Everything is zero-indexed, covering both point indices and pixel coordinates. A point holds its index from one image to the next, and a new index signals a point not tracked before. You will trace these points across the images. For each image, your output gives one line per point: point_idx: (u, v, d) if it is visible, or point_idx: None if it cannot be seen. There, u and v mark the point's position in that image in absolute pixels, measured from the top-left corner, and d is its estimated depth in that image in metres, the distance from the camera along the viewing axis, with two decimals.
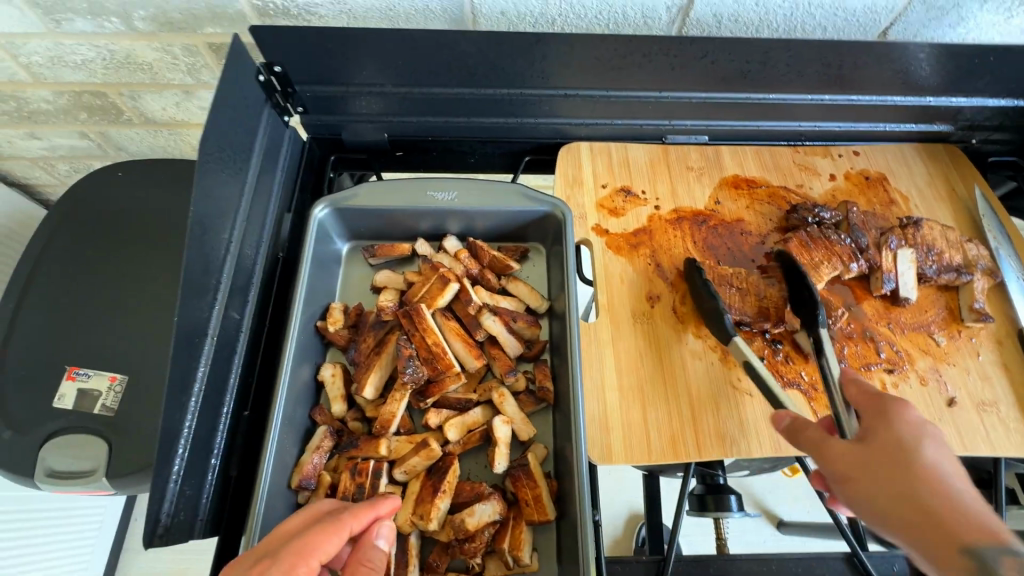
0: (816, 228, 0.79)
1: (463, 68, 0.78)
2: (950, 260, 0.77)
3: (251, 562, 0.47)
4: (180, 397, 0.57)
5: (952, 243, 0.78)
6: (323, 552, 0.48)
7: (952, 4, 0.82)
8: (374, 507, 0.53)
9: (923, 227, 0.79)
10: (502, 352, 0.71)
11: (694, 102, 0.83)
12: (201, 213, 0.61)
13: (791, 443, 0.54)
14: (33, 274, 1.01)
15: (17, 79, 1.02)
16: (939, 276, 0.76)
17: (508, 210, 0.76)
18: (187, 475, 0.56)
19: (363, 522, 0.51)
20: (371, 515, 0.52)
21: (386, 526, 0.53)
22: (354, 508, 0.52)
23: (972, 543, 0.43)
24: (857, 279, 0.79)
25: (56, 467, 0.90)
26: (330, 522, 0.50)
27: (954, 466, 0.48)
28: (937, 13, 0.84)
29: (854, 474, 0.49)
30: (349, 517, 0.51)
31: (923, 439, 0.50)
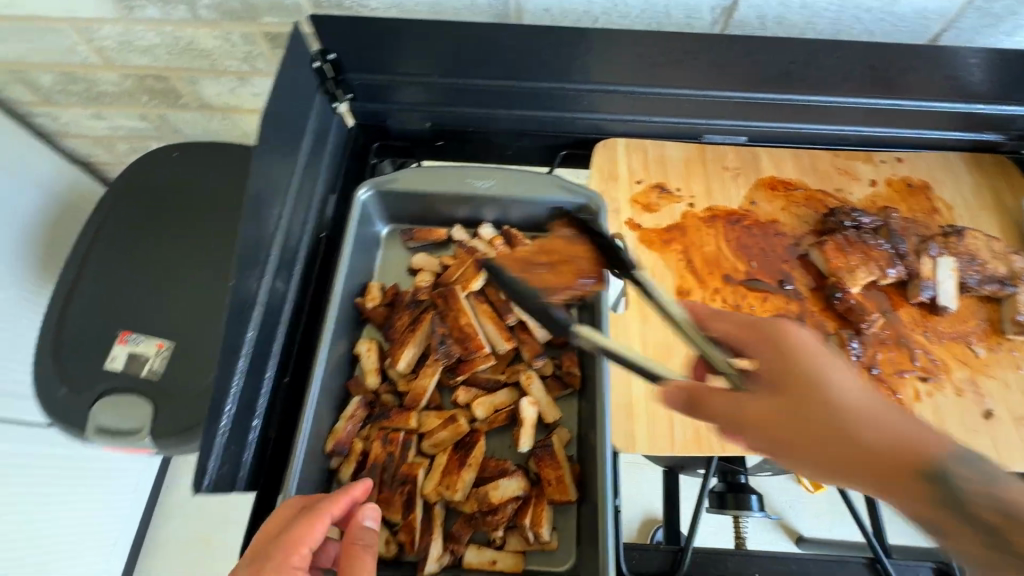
0: (855, 231, 0.78)
1: (508, 61, 0.81)
2: (994, 271, 0.75)
3: (249, 563, 0.52)
4: (230, 358, 0.60)
5: (997, 253, 0.76)
6: (313, 539, 0.52)
7: (1008, 11, 0.81)
8: (348, 492, 0.56)
9: (967, 237, 0.77)
10: (531, 336, 0.72)
11: (733, 102, 0.83)
12: (257, 188, 0.65)
13: (696, 417, 0.51)
14: (93, 243, 1.08)
15: (89, 62, 1.10)
16: (981, 286, 0.75)
17: (545, 200, 0.78)
18: (232, 432, 0.60)
19: (341, 506, 0.54)
20: (347, 500, 0.55)
21: (369, 508, 0.56)
22: (331, 496, 0.55)
23: (947, 478, 0.43)
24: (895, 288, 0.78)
25: (105, 424, 0.95)
26: (311, 512, 0.53)
27: (852, 391, 0.49)
28: (992, 20, 0.82)
29: (805, 444, 0.47)
30: (329, 505, 0.54)
31: (827, 372, 0.49)
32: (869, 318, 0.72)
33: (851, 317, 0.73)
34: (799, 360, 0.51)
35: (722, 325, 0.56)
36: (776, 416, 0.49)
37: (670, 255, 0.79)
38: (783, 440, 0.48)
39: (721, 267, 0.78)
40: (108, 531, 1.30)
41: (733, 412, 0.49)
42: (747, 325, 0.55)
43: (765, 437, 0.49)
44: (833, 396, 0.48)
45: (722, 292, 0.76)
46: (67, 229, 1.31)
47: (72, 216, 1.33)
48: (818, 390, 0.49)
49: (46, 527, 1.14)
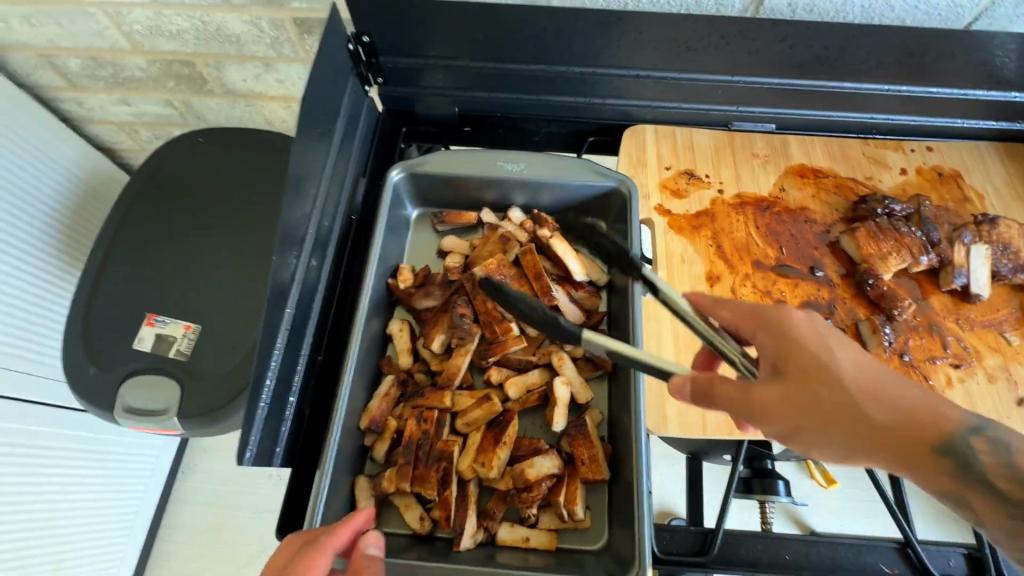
0: (886, 219, 0.77)
1: (539, 45, 0.81)
2: None
3: None
4: (270, 334, 0.61)
5: None
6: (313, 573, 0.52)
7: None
8: (350, 523, 0.56)
9: (1000, 225, 0.77)
10: (563, 319, 0.72)
11: (773, 89, 0.84)
12: (295, 167, 0.65)
13: (707, 406, 0.50)
14: (121, 227, 1.09)
15: (118, 46, 1.11)
16: (1014, 275, 0.74)
17: (576, 184, 0.78)
18: (271, 407, 0.60)
19: (341, 536, 0.54)
20: (349, 531, 0.55)
21: (373, 535, 0.56)
22: (332, 529, 0.55)
23: (955, 443, 0.45)
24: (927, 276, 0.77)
25: (133, 404, 0.97)
26: (312, 546, 0.53)
27: (857, 364, 0.49)
28: None
29: (822, 428, 0.47)
30: (328, 537, 0.54)
31: (832, 350, 0.49)
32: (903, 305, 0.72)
33: (883, 303, 0.73)
34: (804, 342, 0.50)
35: (725, 312, 0.56)
36: (791, 401, 0.48)
37: (699, 241, 0.79)
38: (796, 423, 0.47)
39: (751, 253, 0.78)
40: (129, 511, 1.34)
41: (743, 399, 0.48)
42: (747, 309, 0.54)
43: (779, 423, 0.48)
44: (843, 373, 0.48)
45: (752, 277, 0.76)
46: (93, 211, 1.33)
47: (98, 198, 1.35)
48: (824, 368, 0.48)
49: (53, 509, 1.15)
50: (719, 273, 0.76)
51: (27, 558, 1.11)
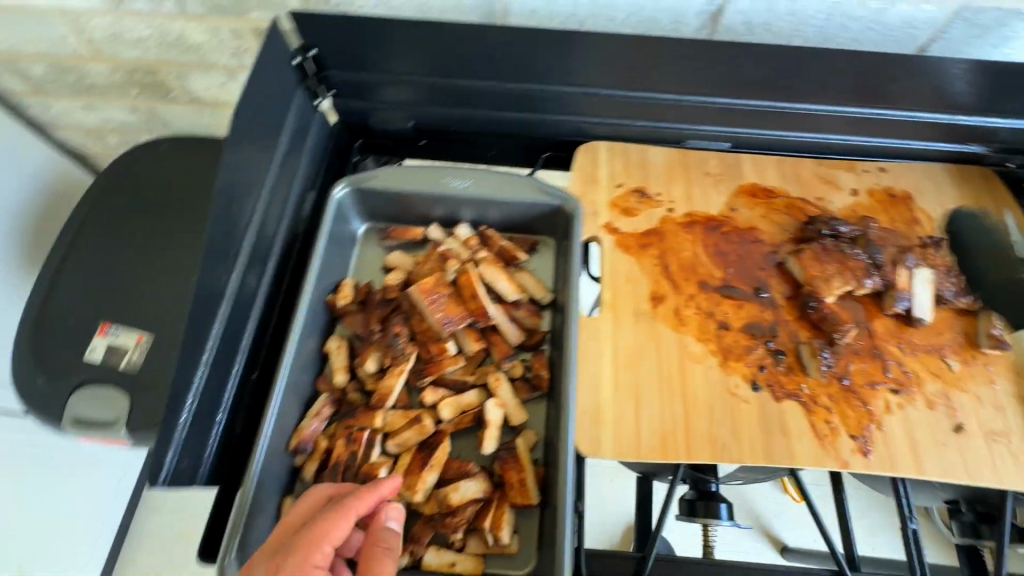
0: (833, 242, 0.77)
1: (489, 62, 0.82)
2: (969, 284, 0.76)
3: (274, 549, 0.53)
4: (193, 352, 0.60)
5: None
6: (334, 536, 0.52)
7: (996, 23, 0.83)
8: (376, 488, 0.56)
9: (946, 248, 0.78)
10: (502, 339, 0.72)
11: (718, 108, 0.85)
12: (228, 182, 0.65)
13: None
14: (79, 233, 1.08)
15: (79, 53, 1.10)
16: (958, 299, 0.74)
17: (521, 201, 0.78)
18: (193, 425, 0.60)
19: (367, 505, 0.54)
20: (376, 497, 0.55)
21: (394, 508, 0.56)
22: (357, 493, 0.55)
23: None
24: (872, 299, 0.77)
25: (81, 416, 0.96)
26: (335, 508, 0.53)
27: None
28: (980, 31, 0.84)
29: None
30: (355, 501, 0.54)
31: None
32: (844, 328, 0.71)
33: (825, 325, 0.73)
34: None
35: None
36: None
37: (649, 261, 0.78)
38: None
39: (697, 273, 0.78)
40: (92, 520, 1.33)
41: None
42: None
43: None
44: None
45: (697, 298, 0.76)
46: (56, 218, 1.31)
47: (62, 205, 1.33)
48: None
49: None
50: (664, 293, 0.76)
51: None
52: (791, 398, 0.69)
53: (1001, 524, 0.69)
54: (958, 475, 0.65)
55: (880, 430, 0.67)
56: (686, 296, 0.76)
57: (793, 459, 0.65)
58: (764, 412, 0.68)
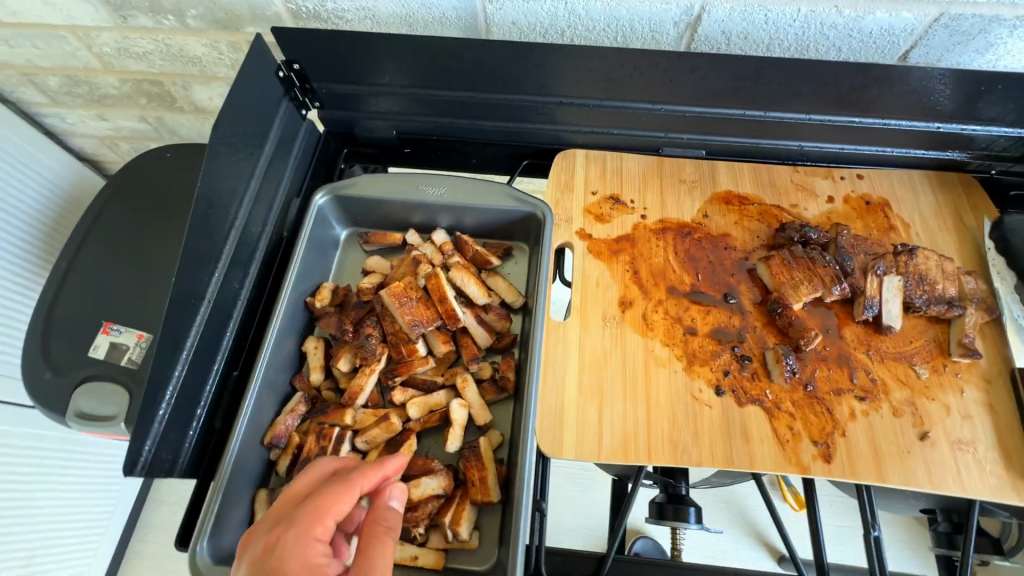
0: (802, 249, 0.78)
1: (466, 74, 0.84)
2: (944, 292, 0.75)
3: (273, 521, 0.53)
4: (172, 350, 0.63)
5: (949, 274, 0.76)
6: (338, 511, 0.52)
7: (977, 29, 0.81)
8: (380, 467, 0.56)
9: (918, 256, 0.77)
10: (471, 341, 0.74)
11: (692, 116, 0.85)
12: (209, 189, 0.68)
13: None
14: (89, 233, 1.14)
15: (90, 66, 1.15)
16: (929, 307, 0.74)
17: (495, 208, 0.80)
18: (171, 419, 0.63)
19: (371, 482, 0.54)
20: (380, 475, 0.55)
21: (397, 487, 0.56)
22: (361, 470, 0.55)
23: None
24: (840, 305, 0.77)
25: (84, 410, 1.01)
26: (341, 483, 0.53)
27: None
28: (962, 37, 0.82)
29: None
30: (358, 478, 0.54)
31: None
32: (810, 335, 0.72)
33: (790, 331, 0.73)
34: None
35: None
36: None
37: (619, 267, 0.80)
38: None
39: (667, 278, 0.79)
40: (103, 507, 1.42)
41: None
42: None
43: None
44: None
45: (665, 303, 0.77)
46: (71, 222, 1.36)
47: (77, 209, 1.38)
48: None
49: (27, 509, 1.21)
50: (633, 298, 0.77)
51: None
52: (754, 403, 0.70)
53: (967, 534, 0.69)
54: (921, 483, 0.65)
55: (843, 436, 0.68)
56: (655, 302, 0.77)
57: (753, 464, 0.66)
58: (726, 416, 0.69)
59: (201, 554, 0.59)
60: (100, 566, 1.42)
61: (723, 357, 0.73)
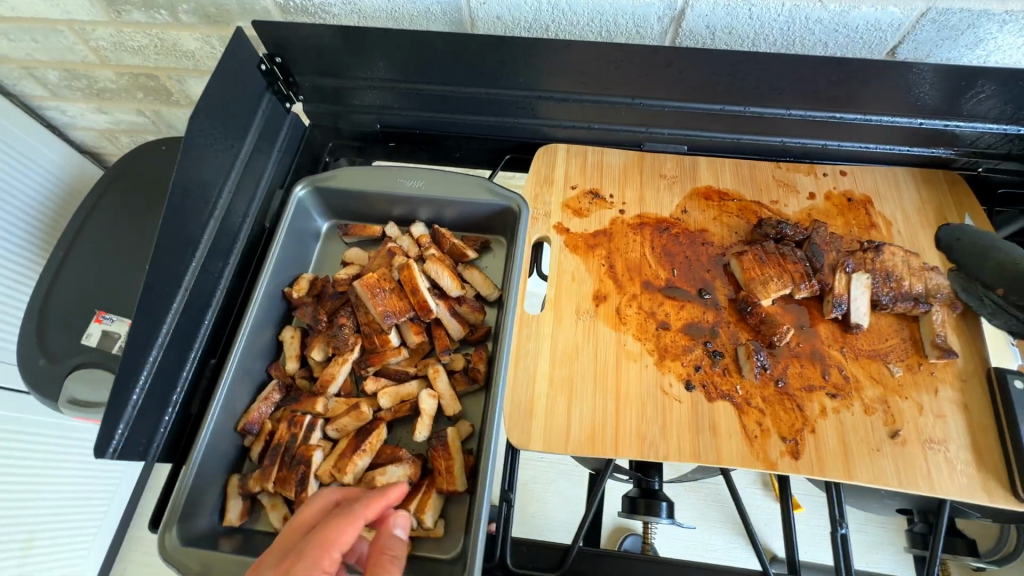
0: (770, 246, 0.78)
1: (445, 68, 0.84)
2: (910, 289, 0.75)
3: (277, 557, 0.51)
4: (147, 336, 0.65)
5: (915, 270, 0.76)
6: (344, 542, 0.49)
7: (967, 24, 0.77)
8: (384, 496, 0.54)
9: (884, 252, 0.77)
10: (444, 332, 0.75)
11: (671, 111, 0.85)
12: (186, 179, 0.70)
13: None
14: (87, 222, 1.16)
15: (88, 60, 1.13)
16: (895, 304, 0.74)
17: (472, 201, 0.80)
18: (146, 404, 0.65)
19: (375, 511, 0.52)
20: (383, 504, 0.53)
21: (401, 516, 0.54)
22: (365, 499, 0.53)
23: None
24: (810, 302, 0.77)
25: (76, 396, 1.03)
26: (345, 513, 0.51)
27: None
28: (950, 32, 0.78)
29: None
30: (362, 507, 0.52)
31: None
32: (780, 331, 0.71)
33: (761, 329, 0.73)
34: None
35: None
36: None
37: (596, 261, 0.80)
38: None
39: (642, 273, 0.79)
40: (103, 488, 1.45)
41: None
42: None
43: None
44: None
45: (639, 298, 0.77)
46: (59, 222, 1.34)
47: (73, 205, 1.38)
48: None
49: (31, 488, 1.25)
50: (607, 293, 0.78)
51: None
52: (724, 398, 0.70)
53: (937, 533, 0.68)
54: (889, 481, 0.65)
55: (812, 433, 0.67)
56: (630, 296, 0.77)
57: (719, 458, 0.66)
58: (695, 412, 0.69)
59: (171, 536, 0.60)
60: (102, 543, 1.47)
61: (695, 352, 0.73)
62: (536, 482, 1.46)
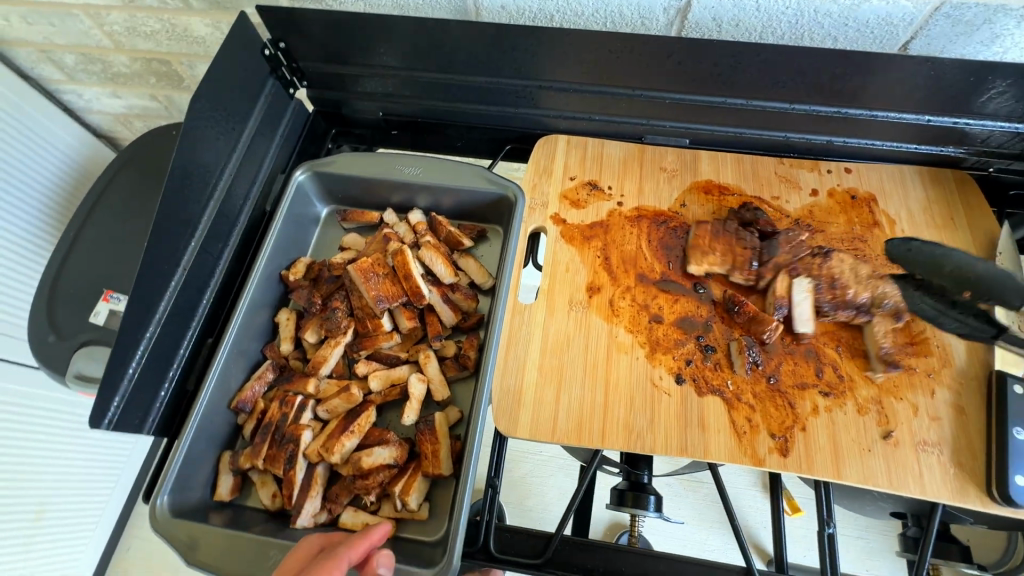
0: (729, 225, 0.79)
1: (447, 56, 0.84)
2: (854, 298, 0.72)
3: None
4: (143, 311, 0.66)
5: (863, 279, 0.73)
6: None
7: (982, 19, 0.72)
8: (366, 537, 0.54)
9: (832, 259, 0.75)
10: (437, 319, 0.76)
11: (672, 103, 0.84)
12: (186, 161, 0.71)
13: None
14: (97, 204, 1.18)
15: (103, 45, 1.14)
16: (836, 312, 0.73)
17: (470, 189, 0.81)
18: (141, 377, 0.66)
19: (360, 552, 0.53)
20: (366, 545, 0.54)
21: (385, 554, 0.54)
22: (348, 542, 0.53)
23: None
24: (752, 296, 0.78)
25: (83, 372, 1.05)
26: (328, 556, 0.51)
27: None
28: (965, 28, 0.74)
29: None
30: (345, 550, 0.52)
31: None
32: (768, 326, 0.71)
33: (752, 326, 0.73)
34: None
35: None
36: None
37: (592, 253, 0.80)
38: None
39: (637, 265, 0.79)
40: (113, 460, 1.50)
41: None
42: None
43: None
44: None
45: (633, 290, 0.77)
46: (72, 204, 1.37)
47: (78, 191, 1.39)
48: None
49: (42, 460, 1.29)
50: (601, 285, 0.77)
51: (6, 512, 1.21)
52: (714, 393, 0.69)
53: (928, 537, 0.67)
54: (879, 483, 0.64)
55: (803, 431, 0.67)
56: (624, 289, 0.77)
57: (707, 454, 0.66)
58: (684, 406, 0.69)
59: (162, 507, 0.61)
60: (112, 511, 1.52)
61: (688, 346, 0.73)
62: (534, 476, 1.47)
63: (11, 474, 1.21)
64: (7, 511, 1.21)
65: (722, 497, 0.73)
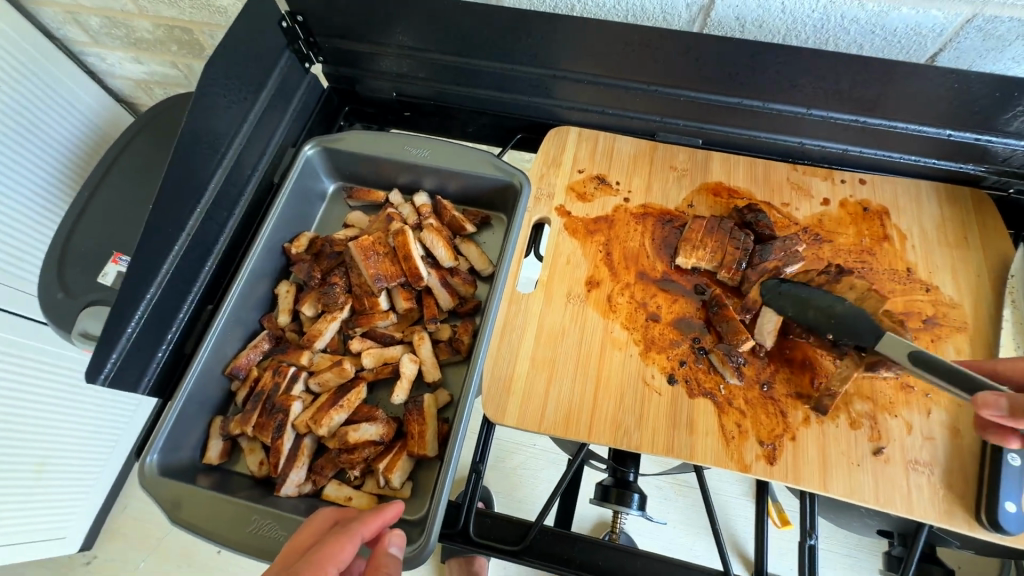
0: (725, 223, 0.78)
1: (463, 40, 0.83)
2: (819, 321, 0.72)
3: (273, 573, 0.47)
4: (145, 274, 0.67)
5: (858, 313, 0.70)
6: (341, 560, 0.46)
7: (1015, 35, 0.69)
8: (379, 515, 0.52)
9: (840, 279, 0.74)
10: (434, 302, 0.76)
11: (686, 101, 0.83)
12: (197, 127, 0.71)
13: None
14: (109, 170, 1.19)
15: (126, 9, 1.14)
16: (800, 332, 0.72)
17: (475, 174, 0.80)
18: (139, 337, 0.67)
19: (373, 529, 0.51)
20: (380, 522, 0.52)
21: (396, 534, 0.54)
22: (362, 517, 0.51)
23: None
24: (731, 296, 0.77)
25: (89, 331, 1.07)
26: (342, 531, 0.49)
27: None
28: (997, 43, 0.70)
29: None
30: (360, 526, 0.50)
31: None
32: (739, 338, 0.70)
33: (722, 334, 0.72)
34: None
35: None
36: None
37: (593, 248, 0.79)
38: None
39: (639, 263, 0.78)
40: (115, 419, 1.54)
41: None
42: None
43: None
44: None
45: (632, 287, 0.76)
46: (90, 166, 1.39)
47: (93, 153, 1.40)
48: None
49: (43, 418, 1.31)
50: (599, 279, 0.77)
51: (12, 460, 1.24)
52: (706, 397, 0.69)
53: (912, 555, 0.66)
54: (866, 497, 0.63)
55: (792, 441, 0.66)
56: (622, 285, 0.76)
57: (693, 455, 0.66)
58: (674, 406, 0.68)
59: (152, 465, 0.63)
60: (111, 469, 1.56)
61: (683, 347, 0.72)
62: (526, 468, 1.47)
63: (17, 425, 1.24)
64: (12, 460, 1.24)
65: (707, 501, 0.73)
